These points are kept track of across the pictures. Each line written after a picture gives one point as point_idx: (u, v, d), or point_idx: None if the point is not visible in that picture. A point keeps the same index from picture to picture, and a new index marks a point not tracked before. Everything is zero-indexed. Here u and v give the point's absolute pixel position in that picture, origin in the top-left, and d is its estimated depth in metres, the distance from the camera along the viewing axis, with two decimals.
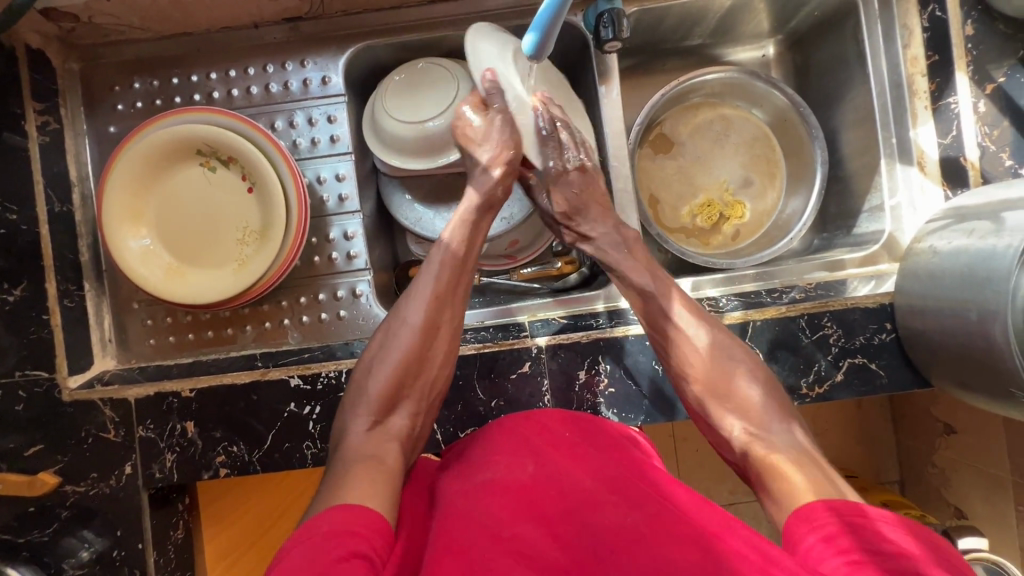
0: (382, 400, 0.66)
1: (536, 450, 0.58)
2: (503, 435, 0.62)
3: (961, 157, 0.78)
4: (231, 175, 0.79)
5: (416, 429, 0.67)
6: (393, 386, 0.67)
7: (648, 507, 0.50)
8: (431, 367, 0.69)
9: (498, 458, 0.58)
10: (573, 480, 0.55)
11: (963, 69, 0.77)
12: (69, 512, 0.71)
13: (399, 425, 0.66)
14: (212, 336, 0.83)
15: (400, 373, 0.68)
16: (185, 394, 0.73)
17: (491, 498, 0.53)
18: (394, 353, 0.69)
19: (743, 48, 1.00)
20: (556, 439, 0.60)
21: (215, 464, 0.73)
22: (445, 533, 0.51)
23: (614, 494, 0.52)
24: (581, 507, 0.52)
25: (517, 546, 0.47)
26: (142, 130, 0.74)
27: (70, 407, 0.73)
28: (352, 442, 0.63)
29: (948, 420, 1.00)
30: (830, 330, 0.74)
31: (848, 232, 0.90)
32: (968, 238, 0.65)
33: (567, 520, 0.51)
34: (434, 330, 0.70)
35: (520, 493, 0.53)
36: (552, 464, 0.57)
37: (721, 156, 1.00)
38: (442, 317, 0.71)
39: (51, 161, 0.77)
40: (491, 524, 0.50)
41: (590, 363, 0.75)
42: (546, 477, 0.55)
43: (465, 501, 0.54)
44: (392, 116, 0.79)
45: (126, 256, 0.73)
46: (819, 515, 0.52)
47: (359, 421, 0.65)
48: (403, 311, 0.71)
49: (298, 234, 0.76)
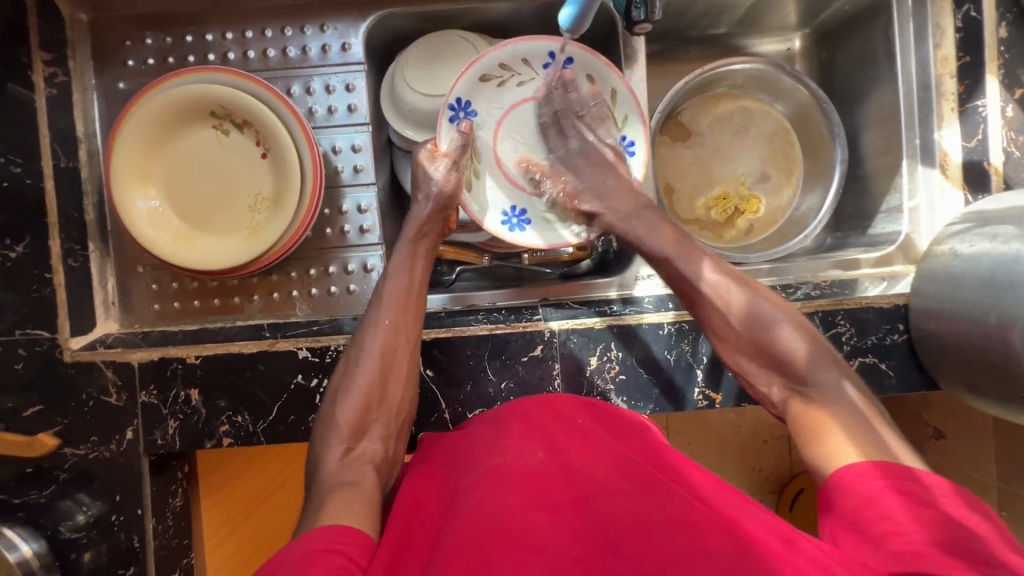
0: (351, 426, 0.63)
1: (548, 437, 0.59)
2: (514, 420, 0.63)
3: (985, 162, 0.78)
4: (244, 139, 0.76)
5: (389, 452, 0.65)
6: (361, 412, 0.64)
7: (659, 493, 0.50)
8: (396, 394, 0.67)
9: (508, 442, 0.59)
10: (584, 467, 0.55)
11: (993, 72, 0.76)
12: (67, 474, 0.71)
13: (372, 449, 0.63)
14: (218, 305, 0.81)
15: (365, 399, 0.65)
16: (190, 360, 0.72)
17: (499, 483, 0.53)
18: (357, 379, 0.66)
19: (769, 40, 0.99)
20: (568, 425, 0.61)
21: (219, 433, 0.72)
22: (457, 520, 0.50)
23: (625, 481, 0.52)
24: (595, 494, 0.51)
25: (520, 531, 0.47)
26: (144, 94, 0.71)
27: (71, 367, 0.71)
28: (328, 473, 0.59)
29: (939, 425, 1.01)
30: (843, 329, 0.75)
31: (863, 232, 0.90)
32: (991, 242, 0.64)
33: (582, 507, 0.50)
34: (396, 355, 0.68)
35: (532, 478, 0.53)
36: (565, 452, 0.57)
37: (739, 148, 0.99)
38: (399, 340, 0.68)
39: (57, 115, 0.74)
40: (498, 510, 0.49)
41: (602, 349, 0.74)
42: (557, 464, 0.55)
43: (477, 483, 0.54)
44: (414, 89, 0.78)
45: (135, 217, 0.70)
46: (859, 492, 0.50)
47: (331, 455, 0.61)
48: (361, 340, 0.68)
49: (313, 200, 0.74)
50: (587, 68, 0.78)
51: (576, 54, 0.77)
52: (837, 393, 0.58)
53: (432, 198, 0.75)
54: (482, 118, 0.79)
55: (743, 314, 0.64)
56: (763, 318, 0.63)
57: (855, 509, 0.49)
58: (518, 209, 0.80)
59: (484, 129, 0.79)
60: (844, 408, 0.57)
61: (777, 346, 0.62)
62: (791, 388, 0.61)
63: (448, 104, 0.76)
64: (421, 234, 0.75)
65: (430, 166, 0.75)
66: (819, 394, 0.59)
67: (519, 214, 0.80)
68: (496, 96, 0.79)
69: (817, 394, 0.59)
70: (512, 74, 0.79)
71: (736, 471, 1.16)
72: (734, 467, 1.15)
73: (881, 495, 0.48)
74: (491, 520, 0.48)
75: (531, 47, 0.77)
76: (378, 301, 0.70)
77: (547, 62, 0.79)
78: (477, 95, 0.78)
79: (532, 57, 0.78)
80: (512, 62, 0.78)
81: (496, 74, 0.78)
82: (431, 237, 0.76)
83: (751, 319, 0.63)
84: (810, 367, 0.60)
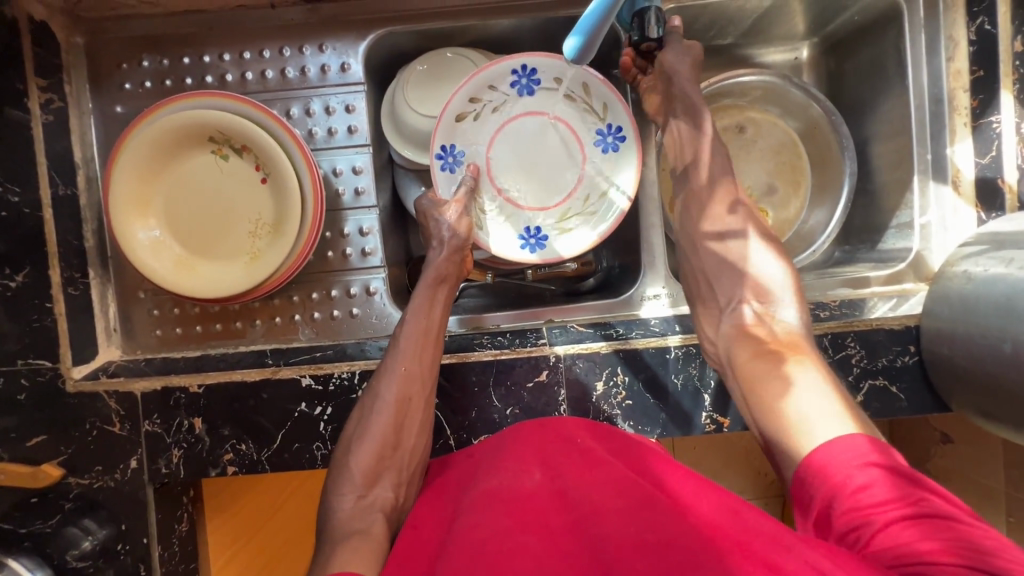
0: (365, 475, 0.65)
1: (548, 461, 0.60)
2: (516, 442, 0.63)
3: (999, 179, 0.76)
4: (244, 164, 0.75)
5: (400, 500, 0.66)
6: (375, 461, 0.66)
7: (650, 512, 0.49)
8: (409, 442, 0.68)
9: (505, 465, 0.60)
10: (580, 489, 0.54)
11: (1008, 88, 0.74)
12: (73, 503, 0.72)
13: (383, 497, 0.65)
14: (220, 329, 0.80)
15: (378, 448, 0.66)
16: (193, 390, 0.71)
17: (493, 508, 0.53)
18: (371, 428, 0.67)
19: (775, 50, 0.97)
20: (567, 448, 0.61)
21: (223, 462, 0.72)
22: (455, 542, 0.50)
23: (619, 499, 0.52)
24: (588, 516, 0.51)
25: (511, 553, 0.46)
26: (142, 120, 0.70)
27: (74, 398, 0.71)
28: (342, 519, 0.62)
29: (946, 429, 1.00)
30: (853, 351, 0.73)
31: (872, 247, 0.89)
32: (1006, 267, 0.63)
33: (577, 530, 0.50)
34: (409, 405, 0.68)
35: (529, 501, 0.54)
36: (562, 476, 0.57)
37: (747, 161, 0.97)
38: (413, 388, 0.69)
39: (55, 141, 0.73)
40: (494, 533, 0.49)
41: (608, 374, 0.73)
42: (554, 489, 0.56)
43: (474, 506, 0.55)
44: (414, 110, 0.77)
45: (135, 246, 0.70)
46: (834, 473, 0.50)
47: (347, 501, 0.63)
48: (376, 388, 0.69)
49: (313, 229, 0.73)
50: (552, 71, 0.76)
51: (537, 63, 0.76)
52: (800, 334, 0.65)
53: (445, 244, 0.75)
54: (471, 152, 0.78)
55: (763, 284, 0.69)
56: (778, 296, 0.68)
57: (838, 492, 0.50)
58: (533, 228, 0.80)
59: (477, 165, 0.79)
60: (812, 353, 0.63)
61: (763, 284, 0.69)
62: (757, 317, 0.67)
63: (436, 155, 0.76)
64: (440, 279, 0.75)
65: (439, 216, 0.76)
66: (787, 334, 0.65)
67: (535, 233, 0.80)
68: (476, 130, 0.78)
69: (783, 333, 0.65)
70: (484, 105, 0.78)
71: (738, 480, 1.16)
72: (738, 476, 1.15)
73: (863, 472, 0.49)
74: (486, 543, 0.48)
75: (495, 72, 0.75)
76: (394, 347, 0.71)
77: (513, 80, 0.77)
78: (457, 135, 0.77)
79: (498, 81, 0.77)
80: (479, 94, 0.77)
81: (468, 109, 0.77)
82: (449, 280, 0.76)
83: (756, 277, 0.70)
84: (785, 312, 0.67)
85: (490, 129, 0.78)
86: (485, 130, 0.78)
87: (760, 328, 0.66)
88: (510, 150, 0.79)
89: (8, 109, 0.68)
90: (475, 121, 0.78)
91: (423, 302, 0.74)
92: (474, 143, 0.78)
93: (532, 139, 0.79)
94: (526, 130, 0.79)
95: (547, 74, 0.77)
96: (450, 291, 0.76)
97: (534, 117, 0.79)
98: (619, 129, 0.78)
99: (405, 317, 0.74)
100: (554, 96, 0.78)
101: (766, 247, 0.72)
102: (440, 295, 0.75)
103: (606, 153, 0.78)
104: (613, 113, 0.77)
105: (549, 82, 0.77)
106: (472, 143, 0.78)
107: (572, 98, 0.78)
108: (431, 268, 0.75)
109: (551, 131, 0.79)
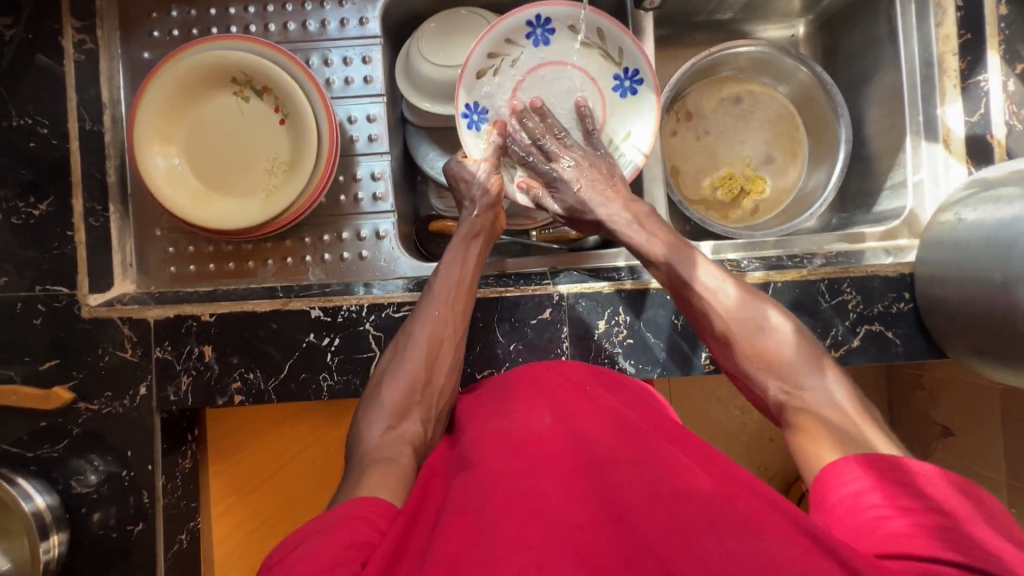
0: (395, 407, 0.64)
1: (558, 407, 0.59)
2: (530, 389, 0.64)
3: (988, 135, 0.79)
4: (264, 106, 0.79)
5: (428, 435, 0.64)
6: (404, 395, 0.65)
7: (663, 464, 0.50)
8: (439, 380, 0.68)
9: (518, 410, 0.60)
10: (592, 435, 0.55)
11: (995, 47, 0.78)
12: (80, 429, 0.73)
13: (412, 430, 0.63)
14: (233, 268, 0.82)
15: (410, 383, 0.66)
16: (205, 318, 0.73)
17: (508, 452, 0.53)
18: (403, 366, 0.68)
19: (773, 26, 1.01)
20: (579, 395, 0.61)
21: (231, 390, 0.73)
22: (467, 483, 0.50)
23: (632, 450, 0.52)
24: (602, 462, 0.51)
25: (527, 496, 0.47)
26: (172, 58, 0.73)
27: (89, 323, 0.73)
28: (370, 447, 0.60)
29: (947, 422, 1.01)
30: (849, 296, 0.76)
31: (868, 210, 0.92)
32: (992, 206, 0.65)
33: (589, 473, 0.50)
34: (441, 347, 0.70)
35: (541, 444, 0.54)
36: (574, 420, 0.57)
37: (745, 130, 1.01)
38: (446, 331, 0.70)
39: (84, 81, 0.77)
40: (508, 477, 0.49)
41: (610, 313, 0.75)
42: (566, 432, 0.56)
43: (486, 448, 0.55)
44: (427, 60, 0.80)
45: (154, 175, 0.72)
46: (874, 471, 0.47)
47: (378, 429, 0.62)
48: (410, 328, 0.70)
49: (328, 166, 0.76)
50: (565, 20, 0.80)
51: (550, 12, 0.79)
52: (832, 397, 0.57)
53: (477, 201, 0.78)
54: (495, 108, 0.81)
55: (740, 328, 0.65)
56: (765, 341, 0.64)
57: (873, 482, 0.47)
58: None
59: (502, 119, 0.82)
60: (834, 420, 0.55)
61: (769, 350, 0.63)
62: (786, 395, 0.60)
63: (462, 112, 0.79)
64: (474, 233, 0.77)
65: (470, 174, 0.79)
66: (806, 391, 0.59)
67: None
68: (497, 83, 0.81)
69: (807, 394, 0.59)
70: (503, 61, 0.81)
71: (739, 458, 1.15)
72: (739, 453, 1.15)
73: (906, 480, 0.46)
74: (500, 486, 0.48)
75: (512, 24, 0.79)
76: (429, 293, 0.72)
77: (528, 31, 0.80)
78: (481, 92, 0.80)
79: (514, 35, 0.80)
80: (498, 50, 0.80)
81: (488, 65, 0.80)
82: (482, 237, 0.78)
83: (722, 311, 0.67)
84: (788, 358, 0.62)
85: (510, 83, 0.81)
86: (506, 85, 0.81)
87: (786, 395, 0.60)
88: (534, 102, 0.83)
89: (38, 55, 0.74)
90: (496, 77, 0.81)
91: (456, 255, 0.75)
92: (498, 97, 0.81)
93: (553, 89, 0.83)
94: (545, 82, 0.82)
95: (559, 23, 0.80)
96: (481, 251, 0.77)
97: (552, 67, 0.82)
98: (636, 72, 0.81)
99: (438, 269, 0.75)
100: (570, 44, 0.81)
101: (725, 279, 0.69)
102: (472, 249, 0.76)
103: (625, 98, 0.82)
104: (629, 57, 0.80)
105: (564, 30, 0.80)
106: (494, 97, 0.81)
107: (587, 45, 0.81)
108: (465, 225, 0.78)
109: (569, 79, 0.82)
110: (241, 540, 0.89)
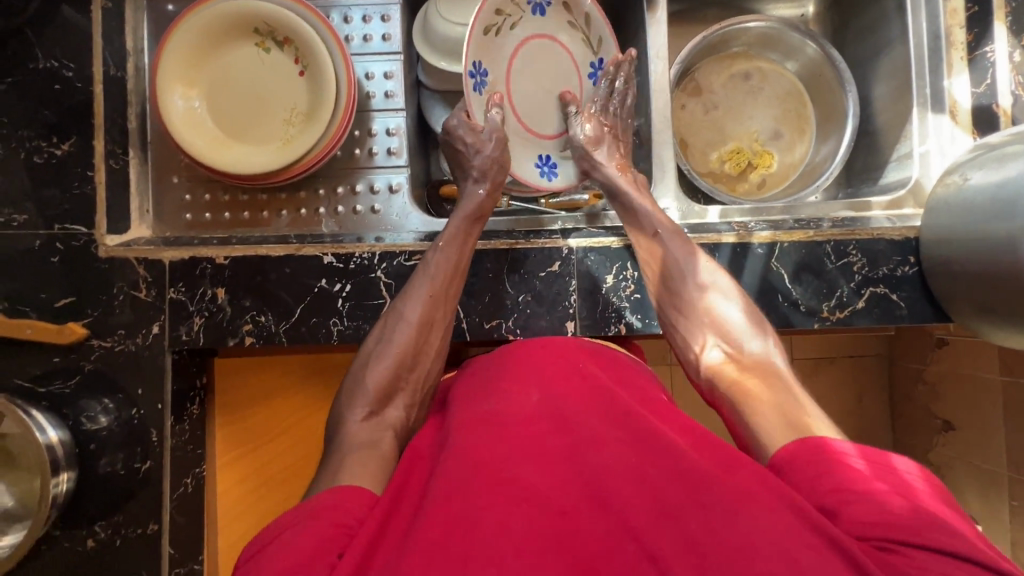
0: (379, 392, 0.63)
1: (543, 383, 0.56)
2: (517, 363, 0.60)
3: (994, 105, 0.80)
4: (284, 57, 0.80)
5: (411, 419, 0.65)
6: (390, 378, 0.65)
7: (652, 445, 0.47)
8: (426, 364, 0.68)
9: (504, 388, 0.57)
10: (578, 412, 0.52)
11: (1001, 20, 0.79)
12: (91, 365, 0.74)
13: (395, 417, 0.63)
14: (248, 218, 0.84)
15: (397, 365, 0.66)
16: (219, 261, 0.74)
17: (490, 430, 0.50)
18: (390, 347, 0.67)
19: (783, 5, 1.04)
20: (568, 369, 0.58)
21: (242, 332, 0.74)
22: (447, 463, 0.47)
23: (618, 430, 0.49)
24: (588, 442, 0.48)
25: (511, 481, 0.44)
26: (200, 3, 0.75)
27: (105, 262, 0.74)
28: (352, 432, 0.59)
29: (948, 417, 1.02)
30: (855, 258, 0.77)
31: (873, 183, 0.94)
32: (995, 166, 0.66)
33: (574, 454, 0.47)
34: (430, 330, 0.69)
35: (525, 423, 0.51)
36: (561, 397, 0.54)
37: (754, 106, 1.02)
38: (437, 314, 0.70)
39: (111, 28, 0.79)
40: (490, 458, 0.46)
41: (618, 268, 0.76)
42: (551, 409, 0.52)
43: (468, 427, 0.52)
44: (444, 18, 0.81)
45: (174, 116, 0.74)
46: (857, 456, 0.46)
47: (360, 413, 0.61)
48: (402, 306, 0.69)
49: (345, 114, 0.77)
50: None
51: None
52: (772, 363, 0.61)
53: (484, 180, 0.77)
54: (496, 75, 0.78)
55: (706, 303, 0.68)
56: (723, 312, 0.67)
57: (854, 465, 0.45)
58: (544, 156, 0.83)
59: (499, 85, 0.79)
60: (787, 390, 0.56)
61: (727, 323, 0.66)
62: (729, 356, 0.63)
63: (470, 72, 0.75)
64: (475, 216, 0.75)
65: (476, 158, 0.77)
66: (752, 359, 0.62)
67: (548, 161, 0.84)
68: (501, 46, 0.78)
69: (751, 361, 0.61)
70: (505, 20, 0.78)
71: None
72: None
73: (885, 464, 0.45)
74: (482, 468, 0.45)
75: None
76: (423, 271, 0.71)
77: None
78: (484, 52, 0.77)
79: None
80: (505, 8, 0.78)
81: (492, 22, 0.77)
82: (484, 218, 0.76)
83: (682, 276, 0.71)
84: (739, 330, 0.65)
85: (509, 46, 0.79)
86: (504, 45, 0.78)
87: (729, 363, 0.63)
88: (526, 70, 0.81)
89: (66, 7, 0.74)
90: (497, 38, 0.78)
91: (454, 239, 0.73)
92: (497, 59, 0.78)
93: (541, 63, 0.82)
94: (534, 53, 0.81)
95: None
96: (477, 234, 0.75)
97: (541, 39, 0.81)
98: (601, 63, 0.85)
99: (433, 246, 0.73)
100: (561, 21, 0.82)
101: (714, 266, 0.71)
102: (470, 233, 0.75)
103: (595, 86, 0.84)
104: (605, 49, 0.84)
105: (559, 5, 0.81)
106: (496, 61, 0.78)
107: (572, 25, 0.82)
108: (465, 206, 0.76)
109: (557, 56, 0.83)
110: (243, 495, 0.86)
